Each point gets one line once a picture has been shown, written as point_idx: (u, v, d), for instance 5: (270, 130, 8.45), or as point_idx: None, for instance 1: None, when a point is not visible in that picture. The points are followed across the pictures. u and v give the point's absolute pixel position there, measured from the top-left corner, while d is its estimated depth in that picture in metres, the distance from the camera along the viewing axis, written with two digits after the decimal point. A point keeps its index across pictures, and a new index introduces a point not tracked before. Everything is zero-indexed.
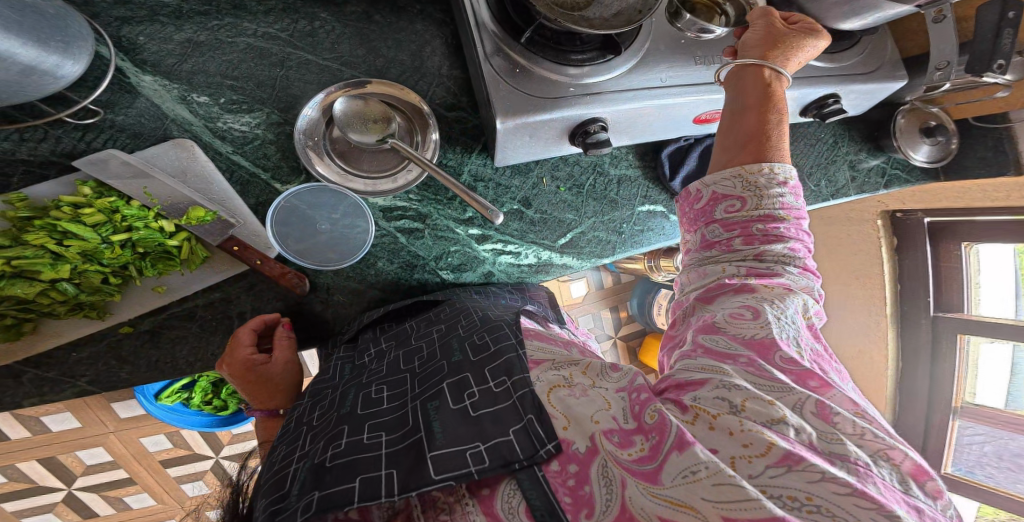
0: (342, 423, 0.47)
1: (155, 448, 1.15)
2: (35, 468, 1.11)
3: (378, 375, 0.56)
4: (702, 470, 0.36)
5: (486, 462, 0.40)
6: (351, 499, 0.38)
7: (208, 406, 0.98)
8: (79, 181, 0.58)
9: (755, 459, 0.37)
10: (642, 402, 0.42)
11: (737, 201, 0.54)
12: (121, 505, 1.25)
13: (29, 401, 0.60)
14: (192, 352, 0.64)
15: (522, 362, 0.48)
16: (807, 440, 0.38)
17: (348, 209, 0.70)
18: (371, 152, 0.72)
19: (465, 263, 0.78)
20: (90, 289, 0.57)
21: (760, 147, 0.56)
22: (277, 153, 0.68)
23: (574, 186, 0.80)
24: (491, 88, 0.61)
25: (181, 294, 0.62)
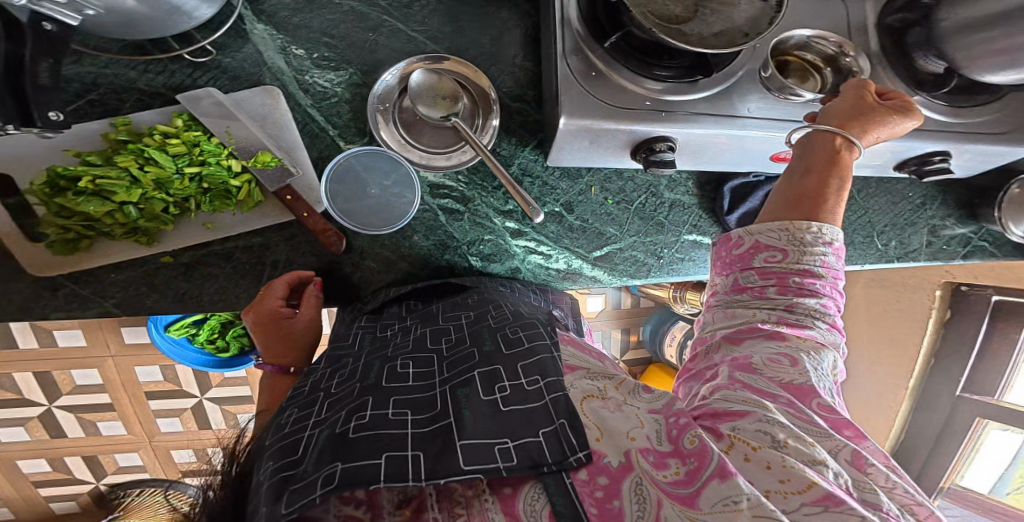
0: (365, 394, 0.45)
1: (145, 379, 1.18)
2: (26, 378, 1.14)
3: (402, 350, 0.55)
4: (744, 501, 0.36)
5: (514, 460, 0.39)
6: (377, 477, 0.37)
7: (211, 345, 0.97)
8: (176, 112, 0.59)
9: (790, 495, 0.37)
10: (683, 426, 0.42)
11: (778, 253, 0.52)
12: (92, 430, 1.23)
13: (56, 314, 0.59)
14: (219, 291, 0.63)
15: (555, 365, 0.48)
16: (843, 485, 0.38)
17: (400, 179, 0.69)
18: (434, 126, 0.71)
19: (494, 253, 0.76)
20: (149, 216, 0.57)
21: (814, 205, 0.54)
22: (349, 113, 0.68)
23: (622, 200, 0.78)
24: (563, 86, 0.59)
25: (227, 233, 0.62)
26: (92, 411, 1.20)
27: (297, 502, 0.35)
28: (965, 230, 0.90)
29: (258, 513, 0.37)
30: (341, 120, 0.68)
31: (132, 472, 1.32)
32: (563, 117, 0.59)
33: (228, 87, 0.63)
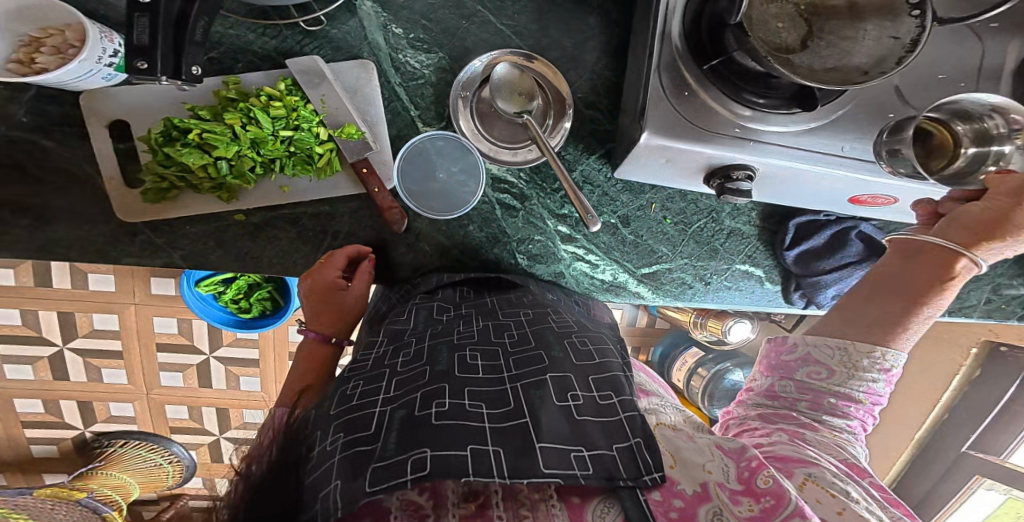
0: (439, 382, 0.46)
1: (160, 330, 1.25)
2: (51, 317, 1.21)
3: (467, 342, 0.55)
4: None
5: (590, 469, 0.39)
6: (467, 470, 0.37)
7: (235, 305, 0.97)
8: (282, 76, 0.61)
9: None
10: (757, 465, 0.42)
11: (823, 372, 0.52)
12: (96, 375, 1.28)
13: (128, 259, 0.64)
14: (277, 255, 0.66)
15: (628, 385, 0.48)
16: None
17: (467, 167, 0.70)
18: (506, 120, 0.70)
19: (542, 254, 0.75)
20: (237, 173, 0.60)
21: (891, 333, 0.52)
22: (432, 96, 0.68)
23: (681, 222, 0.77)
24: (650, 105, 0.56)
25: (299, 199, 0.65)
26: (103, 356, 1.26)
27: (382, 482, 0.36)
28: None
29: (333, 483, 0.37)
30: (424, 102, 0.68)
31: (123, 422, 1.36)
32: (646, 134, 0.56)
33: (331, 59, 0.64)
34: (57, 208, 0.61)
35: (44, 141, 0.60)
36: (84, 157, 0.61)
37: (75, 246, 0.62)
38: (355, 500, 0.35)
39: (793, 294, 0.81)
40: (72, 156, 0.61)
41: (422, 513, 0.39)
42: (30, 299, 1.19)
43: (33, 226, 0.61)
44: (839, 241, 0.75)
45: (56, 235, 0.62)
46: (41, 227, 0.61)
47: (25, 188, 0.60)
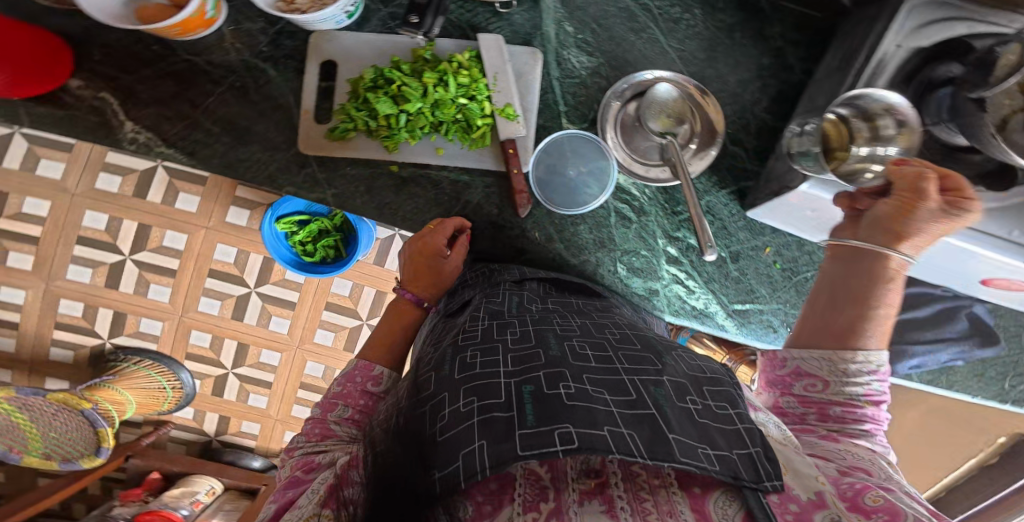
0: (559, 367, 0.50)
1: (219, 257, 1.51)
2: (130, 228, 1.47)
3: (571, 334, 0.60)
4: None
5: (717, 465, 0.42)
6: (610, 448, 0.41)
7: (300, 247, 1.13)
8: (470, 48, 0.77)
9: None
10: (861, 487, 0.44)
11: (817, 384, 0.56)
12: (146, 289, 1.51)
13: (290, 188, 0.76)
14: (412, 211, 0.78)
15: (740, 400, 0.51)
16: None
17: (596, 170, 0.79)
18: (647, 138, 0.79)
19: (643, 268, 0.81)
20: (410, 126, 0.74)
21: (854, 338, 0.55)
22: (582, 96, 0.80)
23: (789, 269, 0.82)
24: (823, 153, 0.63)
25: (451, 161, 0.77)
26: (157, 271, 1.50)
27: (533, 449, 0.41)
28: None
29: (477, 443, 0.42)
30: (573, 99, 0.80)
31: (145, 339, 1.54)
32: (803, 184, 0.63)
33: (509, 41, 0.79)
34: (256, 131, 0.75)
35: (271, 72, 0.75)
36: (289, 91, 0.76)
37: (255, 167, 0.75)
38: (503, 461, 0.41)
39: None
40: (282, 88, 0.75)
41: (542, 483, 0.45)
42: (127, 209, 1.45)
43: (231, 144, 0.74)
44: (946, 315, 0.90)
45: (243, 156, 0.74)
46: (237, 145, 0.74)
47: (243, 109, 0.74)
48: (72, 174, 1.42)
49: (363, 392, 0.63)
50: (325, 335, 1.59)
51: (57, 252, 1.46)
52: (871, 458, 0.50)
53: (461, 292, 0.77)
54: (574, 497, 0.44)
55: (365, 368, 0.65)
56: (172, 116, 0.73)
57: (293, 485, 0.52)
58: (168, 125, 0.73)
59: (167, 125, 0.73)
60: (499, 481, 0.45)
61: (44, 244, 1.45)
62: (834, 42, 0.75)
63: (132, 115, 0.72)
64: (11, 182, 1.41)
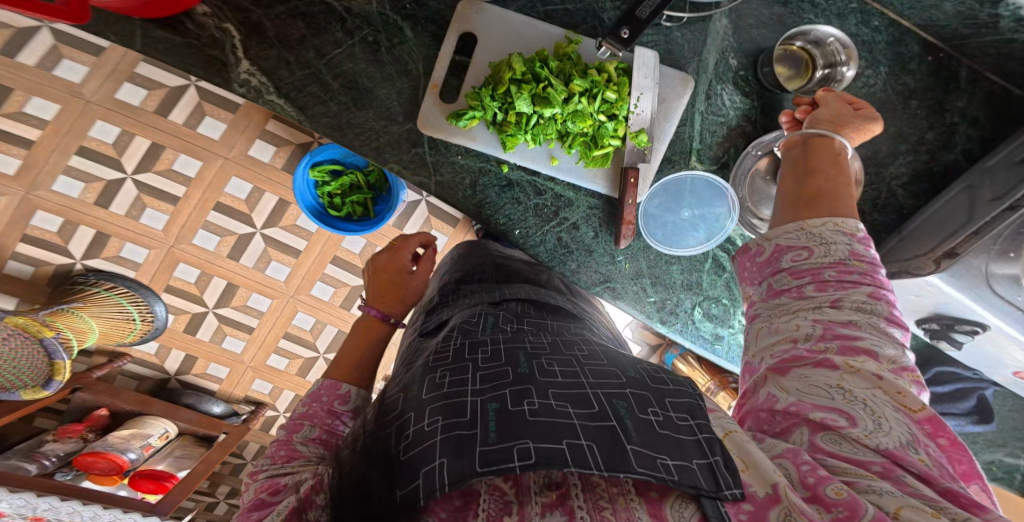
0: (524, 383, 0.50)
1: (230, 191, 1.53)
2: (138, 147, 1.44)
3: (540, 352, 0.59)
4: None
5: (676, 475, 0.43)
6: (568, 462, 0.42)
7: (327, 198, 1.25)
8: (617, 58, 0.79)
9: None
10: (824, 476, 0.43)
11: (804, 251, 0.56)
12: (136, 214, 1.49)
13: (393, 163, 0.79)
14: (510, 216, 0.85)
15: (699, 407, 0.51)
16: None
17: (706, 228, 0.88)
18: (770, 193, 0.83)
19: (719, 315, 0.92)
20: (539, 129, 0.79)
21: (831, 203, 0.60)
22: (722, 134, 0.86)
23: None
24: (970, 246, 0.68)
25: (564, 172, 0.84)
26: (155, 196, 1.48)
27: (490, 465, 0.42)
28: (978, 433, 1.25)
29: (438, 460, 0.43)
30: (710, 137, 0.86)
31: (123, 265, 1.54)
32: (941, 274, 0.70)
33: (663, 60, 0.83)
34: (378, 95, 0.77)
35: (409, 33, 0.77)
36: (419, 58, 0.78)
37: (364, 134, 0.77)
38: (462, 478, 0.42)
39: None
40: (414, 56, 0.77)
41: (506, 498, 0.45)
42: (144, 127, 1.43)
43: (347, 106, 0.76)
44: (961, 395, 1.06)
45: (355, 121, 0.76)
46: (353, 109, 0.76)
47: (373, 71, 0.76)
48: (93, 81, 1.36)
49: (330, 411, 0.60)
50: (324, 289, 1.70)
51: (48, 160, 1.40)
52: (872, 396, 0.46)
53: (439, 314, 0.83)
54: (538, 510, 0.44)
55: (332, 387, 0.62)
56: (292, 63, 0.74)
57: (256, 508, 0.48)
58: (287, 72, 0.73)
59: (284, 71, 0.73)
60: (463, 498, 0.45)
61: (35, 151, 1.37)
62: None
63: (250, 55, 0.72)
64: (22, 78, 1.32)
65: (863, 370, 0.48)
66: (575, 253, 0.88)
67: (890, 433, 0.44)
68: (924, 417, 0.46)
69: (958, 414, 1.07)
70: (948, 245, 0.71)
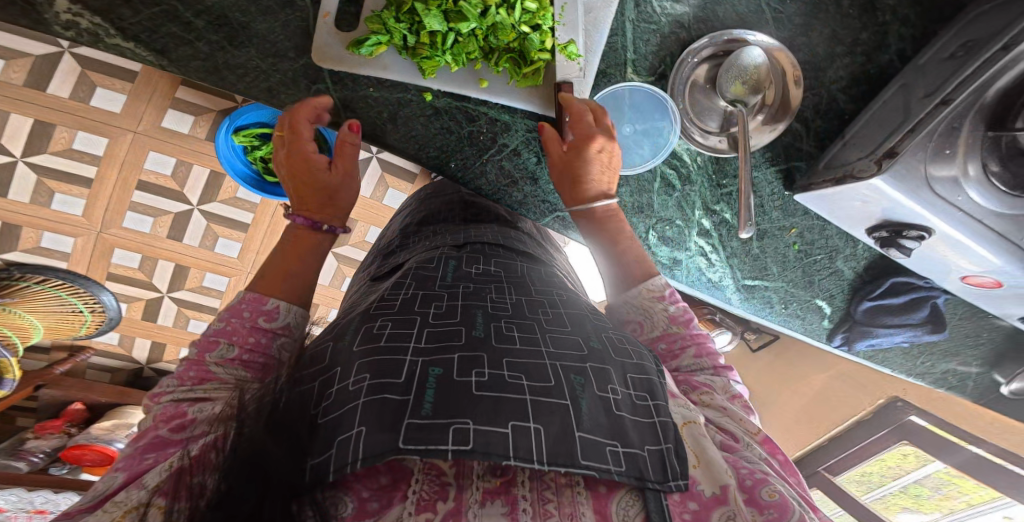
0: (477, 351, 0.50)
1: (152, 166, 1.49)
2: (20, 123, 1.36)
3: (501, 314, 0.58)
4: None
5: (623, 466, 0.44)
6: (508, 452, 0.41)
7: (261, 164, 1.19)
8: None
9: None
10: (760, 478, 0.47)
11: (636, 325, 0.68)
12: (47, 199, 1.48)
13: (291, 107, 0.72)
14: (438, 151, 0.81)
15: (661, 388, 0.53)
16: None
17: (653, 145, 0.84)
18: (712, 101, 0.81)
19: (674, 238, 0.94)
20: (456, 50, 0.72)
21: (631, 270, 0.72)
22: (655, 43, 0.79)
23: (803, 249, 1.01)
24: (907, 144, 0.65)
25: (495, 95, 0.78)
26: (61, 180, 1.45)
27: (417, 443, 0.40)
28: (933, 342, 1.28)
29: (355, 430, 0.41)
30: (643, 46, 0.80)
31: (50, 256, 1.56)
32: (884, 175, 0.67)
33: None
34: (258, 29, 0.68)
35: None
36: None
37: (250, 75, 0.69)
38: (378, 452, 0.40)
39: (838, 335, 1.13)
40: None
41: (444, 479, 0.42)
42: (28, 107, 1.35)
43: (221, 45, 0.67)
44: (915, 304, 1.04)
45: (235, 61, 0.68)
46: (229, 48, 0.67)
47: (246, 4, 0.67)
48: None
49: (254, 327, 0.53)
50: None
51: None
52: (726, 421, 0.56)
53: (397, 256, 0.85)
54: (477, 497, 0.42)
55: (256, 300, 0.55)
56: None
57: (149, 447, 0.44)
58: (129, 10, 0.63)
59: (125, 10, 0.63)
60: (391, 476, 0.42)
61: None
62: (968, 10, 0.72)
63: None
64: None
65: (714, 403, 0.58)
66: (520, 182, 0.86)
67: (750, 453, 0.52)
68: (762, 438, 0.56)
69: (914, 324, 1.07)
70: (886, 145, 0.68)
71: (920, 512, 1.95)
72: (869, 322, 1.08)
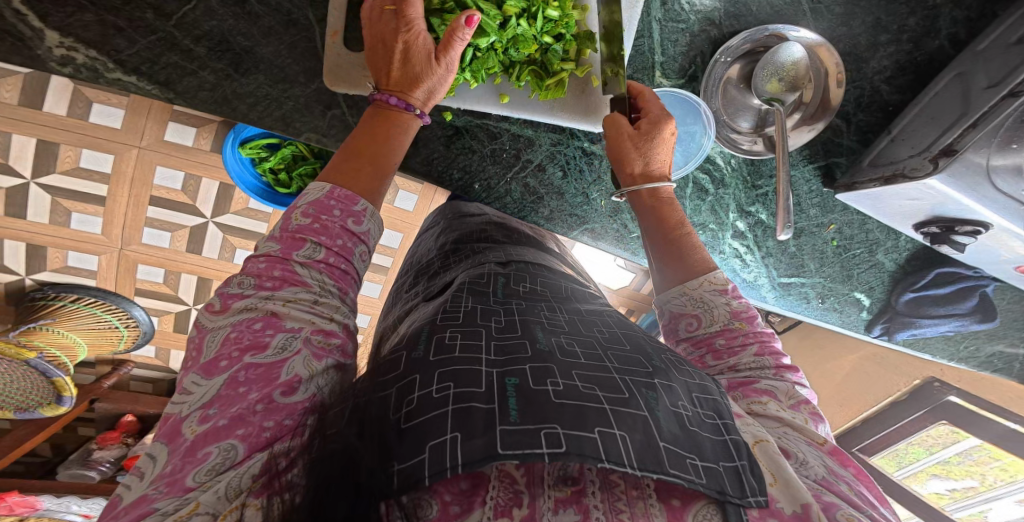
0: (546, 361, 0.49)
1: (163, 181, 1.49)
2: (23, 146, 1.35)
3: (559, 331, 0.57)
4: None
5: (704, 479, 0.42)
6: (600, 455, 0.40)
7: (271, 175, 1.19)
8: None
9: None
10: (830, 502, 0.43)
11: (694, 320, 0.63)
12: (66, 219, 1.50)
13: (308, 136, 0.70)
14: (464, 171, 0.81)
15: (727, 409, 0.51)
16: None
17: (687, 151, 0.79)
18: (745, 100, 0.76)
19: (708, 241, 0.91)
20: (476, 65, 0.70)
21: (691, 262, 0.67)
22: (683, 44, 0.75)
23: (842, 244, 0.96)
24: (969, 142, 0.60)
25: (516, 109, 0.77)
26: (76, 200, 1.47)
27: (516, 448, 0.39)
28: (975, 330, 1.23)
29: (451, 435, 0.40)
30: (672, 47, 0.75)
31: (80, 275, 1.61)
32: (941, 175, 0.63)
33: None
34: (262, 56, 0.65)
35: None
36: (303, 3, 0.65)
37: (261, 104, 0.67)
38: (477, 458, 0.39)
39: (876, 324, 1.08)
40: (297, 2, 0.64)
41: (517, 487, 0.41)
42: (32, 129, 1.33)
43: (226, 73, 0.64)
44: (962, 294, 0.98)
45: (243, 89, 0.65)
46: (235, 76, 0.64)
47: (247, 27, 0.63)
48: None
49: (346, 230, 0.55)
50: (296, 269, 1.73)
51: None
52: (785, 431, 0.51)
53: (443, 276, 0.78)
54: (550, 505, 0.41)
55: (347, 200, 0.56)
56: (128, 30, 0.59)
57: (212, 437, 0.40)
58: (125, 40, 0.60)
59: (121, 40, 0.59)
60: (470, 481, 0.41)
61: None
62: None
63: (55, 22, 0.56)
64: None
65: (768, 410, 0.53)
66: (546, 197, 0.88)
67: (811, 467, 0.47)
68: (831, 448, 0.50)
69: (962, 315, 1.01)
70: (942, 144, 0.63)
71: (950, 479, 1.94)
72: (912, 313, 1.02)
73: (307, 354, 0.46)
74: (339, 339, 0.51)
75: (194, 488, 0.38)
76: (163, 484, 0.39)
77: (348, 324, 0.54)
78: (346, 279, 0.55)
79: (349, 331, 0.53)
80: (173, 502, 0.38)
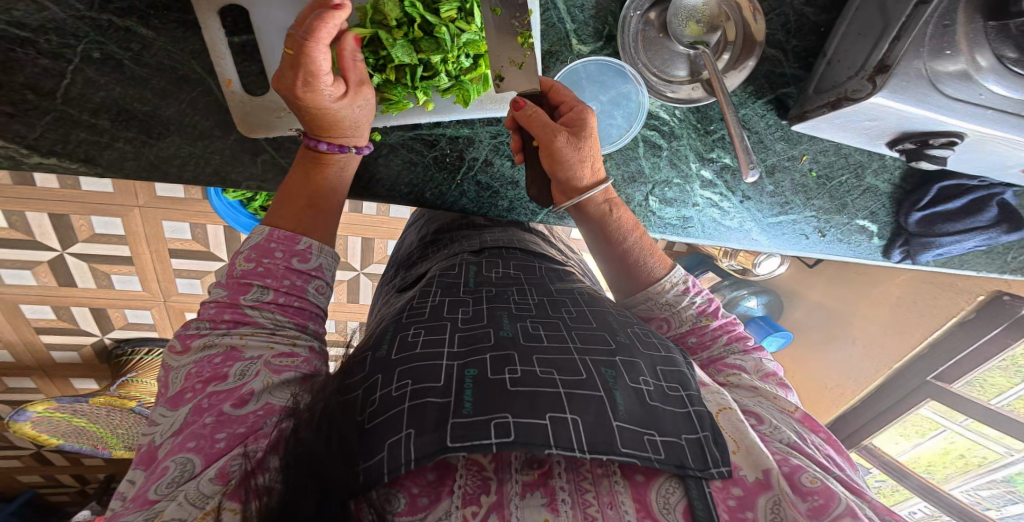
0: (507, 349, 0.56)
1: (175, 234, 1.61)
2: (41, 220, 1.50)
3: (527, 316, 0.66)
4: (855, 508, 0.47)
5: (662, 454, 0.48)
6: (548, 442, 0.46)
7: (260, 212, 1.21)
8: None
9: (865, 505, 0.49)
10: (797, 465, 0.50)
11: (663, 323, 0.74)
12: (107, 282, 1.64)
13: (250, 183, 0.76)
14: (412, 180, 0.82)
15: (693, 381, 0.58)
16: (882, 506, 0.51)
17: (625, 114, 0.81)
18: (670, 49, 0.77)
19: (676, 197, 0.88)
20: (427, 77, 0.72)
21: (645, 263, 0.77)
22: (591, 10, 0.75)
23: (823, 174, 0.91)
24: (897, 53, 0.62)
25: (442, 115, 0.78)
26: (112, 263, 1.60)
27: (468, 441, 0.46)
28: (1011, 241, 1.14)
29: (404, 433, 0.47)
30: (581, 13, 0.75)
31: (140, 328, 1.76)
32: (882, 93, 0.64)
33: None
34: (166, 116, 0.70)
35: (146, 31, 0.66)
36: (185, 58, 0.68)
37: (189, 163, 0.72)
38: (428, 452, 0.45)
39: (895, 248, 0.99)
40: (177, 58, 0.68)
41: (485, 474, 0.48)
42: (47, 204, 1.47)
43: (140, 139, 0.70)
44: (978, 206, 0.89)
45: (165, 152, 0.71)
46: (150, 141, 0.70)
47: (140, 92, 0.68)
48: None
49: (290, 269, 0.61)
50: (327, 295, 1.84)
51: None
52: (758, 401, 0.61)
53: (419, 268, 0.92)
54: (517, 489, 0.47)
55: (288, 241, 0.62)
56: (21, 113, 0.65)
57: (170, 454, 0.46)
58: (23, 125, 0.65)
59: (19, 126, 0.65)
60: (436, 472, 0.48)
61: None
62: None
63: None
64: None
65: (743, 383, 0.64)
66: (501, 190, 0.88)
67: (784, 433, 0.55)
68: (801, 416, 0.60)
69: (985, 227, 0.91)
70: (875, 60, 0.65)
71: None
72: (927, 232, 0.93)
73: (265, 373, 0.52)
74: (303, 358, 0.57)
75: (157, 501, 0.44)
76: (128, 501, 0.45)
77: (314, 346, 0.60)
78: (304, 314, 0.61)
79: (315, 351, 0.60)
80: (138, 513, 0.43)
